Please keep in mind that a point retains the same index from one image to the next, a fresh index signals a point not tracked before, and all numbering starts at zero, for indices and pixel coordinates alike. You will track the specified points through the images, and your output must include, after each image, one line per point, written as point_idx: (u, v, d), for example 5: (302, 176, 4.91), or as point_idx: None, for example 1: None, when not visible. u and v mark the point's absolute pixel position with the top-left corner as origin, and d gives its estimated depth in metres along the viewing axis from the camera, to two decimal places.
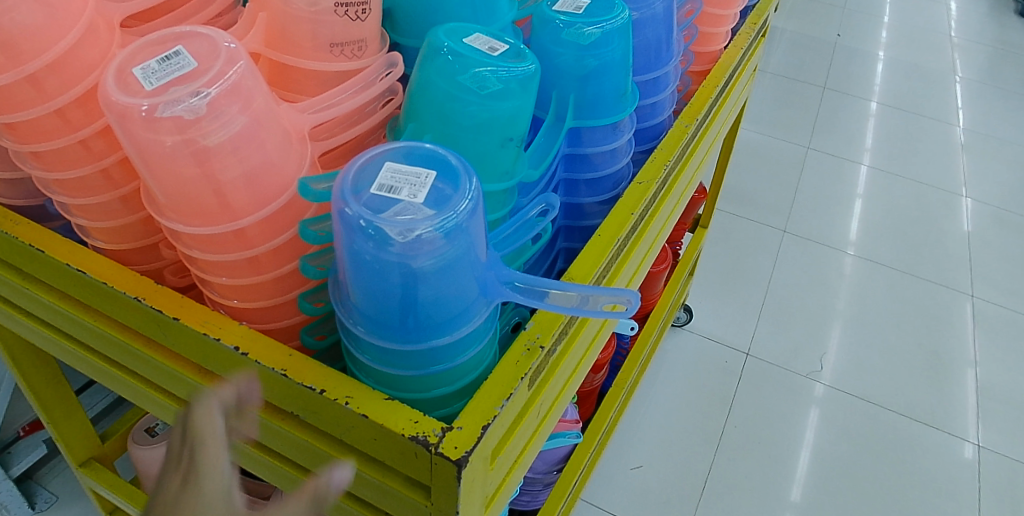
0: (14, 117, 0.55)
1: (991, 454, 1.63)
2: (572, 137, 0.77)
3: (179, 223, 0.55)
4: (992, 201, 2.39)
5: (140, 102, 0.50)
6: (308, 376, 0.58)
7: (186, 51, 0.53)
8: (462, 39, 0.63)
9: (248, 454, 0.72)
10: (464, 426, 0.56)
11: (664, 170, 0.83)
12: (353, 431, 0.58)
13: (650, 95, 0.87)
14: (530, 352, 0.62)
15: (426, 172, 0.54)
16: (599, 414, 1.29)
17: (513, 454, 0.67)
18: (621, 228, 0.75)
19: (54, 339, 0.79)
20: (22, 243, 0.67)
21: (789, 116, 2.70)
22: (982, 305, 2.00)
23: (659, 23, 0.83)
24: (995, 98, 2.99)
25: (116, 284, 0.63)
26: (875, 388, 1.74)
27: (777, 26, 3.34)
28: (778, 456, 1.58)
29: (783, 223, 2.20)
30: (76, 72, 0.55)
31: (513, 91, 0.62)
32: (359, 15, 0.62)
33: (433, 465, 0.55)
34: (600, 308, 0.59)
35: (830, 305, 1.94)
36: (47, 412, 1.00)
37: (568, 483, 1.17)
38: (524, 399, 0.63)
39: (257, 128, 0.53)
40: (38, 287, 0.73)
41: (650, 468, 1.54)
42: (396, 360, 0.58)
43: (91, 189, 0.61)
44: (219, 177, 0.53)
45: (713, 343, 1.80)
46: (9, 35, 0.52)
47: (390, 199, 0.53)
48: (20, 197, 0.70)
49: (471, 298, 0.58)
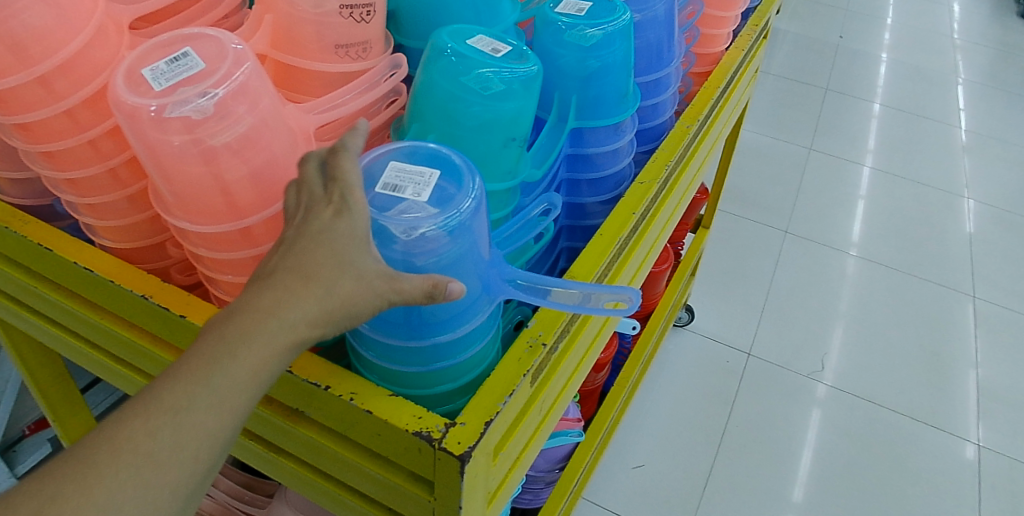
0: (24, 117, 0.56)
1: (992, 454, 1.64)
2: (574, 137, 0.78)
3: (186, 221, 0.56)
4: (994, 202, 2.40)
5: (149, 103, 0.51)
6: (313, 372, 0.59)
7: (194, 52, 0.54)
8: (466, 41, 0.64)
9: (254, 451, 0.73)
10: (466, 421, 0.56)
11: (665, 170, 0.83)
12: (357, 426, 0.59)
13: (652, 96, 0.88)
14: (532, 349, 0.62)
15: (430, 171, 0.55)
16: (601, 413, 1.30)
17: (515, 451, 0.68)
18: (623, 227, 0.75)
19: (61, 337, 0.80)
20: (29, 242, 0.67)
21: (792, 117, 2.71)
22: (984, 306, 2.00)
23: (660, 25, 0.84)
24: (998, 99, 3.00)
25: (123, 282, 0.64)
26: (877, 389, 1.74)
27: (779, 27, 3.35)
28: (780, 455, 1.58)
29: (786, 224, 2.20)
30: (85, 74, 0.56)
31: (515, 92, 0.62)
32: (364, 17, 0.63)
33: (436, 460, 0.56)
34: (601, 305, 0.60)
35: (831, 306, 1.94)
36: (52, 409, 1.00)
37: (569, 481, 1.18)
38: (526, 396, 0.63)
39: (263, 128, 0.54)
40: (45, 285, 0.74)
41: (652, 467, 1.55)
42: (400, 357, 0.59)
43: (99, 189, 0.61)
44: (226, 176, 0.53)
45: (715, 343, 1.81)
46: (20, 37, 0.53)
47: (395, 197, 0.54)
48: (28, 196, 0.71)
49: (474, 295, 0.58)
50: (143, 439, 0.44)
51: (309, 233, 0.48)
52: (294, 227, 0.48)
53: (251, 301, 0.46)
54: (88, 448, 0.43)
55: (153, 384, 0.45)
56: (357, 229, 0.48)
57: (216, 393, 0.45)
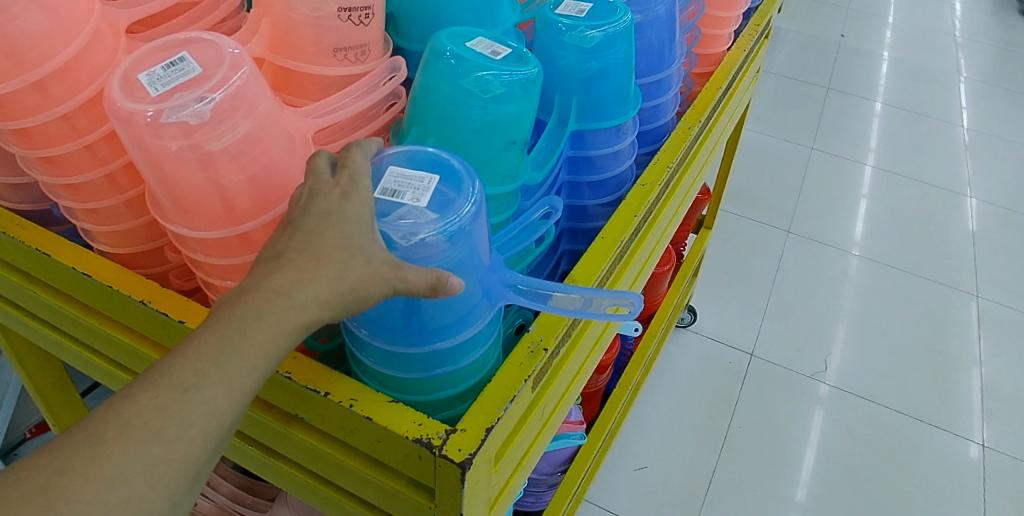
0: (21, 123, 0.55)
1: (996, 454, 1.63)
2: (576, 139, 0.78)
3: (184, 226, 0.55)
4: (997, 201, 2.39)
5: (146, 108, 0.50)
6: (313, 378, 0.59)
7: (191, 57, 0.53)
8: (465, 44, 0.63)
9: (253, 456, 0.72)
10: (467, 428, 0.56)
11: (667, 172, 0.83)
12: (357, 433, 0.58)
13: (653, 97, 0.87)
14: (534, 354, 0.62)
15: (429, 175, 0.55)
16: (603, 415, 1.29)
17: (517, 456, 0.67)
18: (624, 229, 0.75)
19: (60, 342, 0.79)
20: (27, 247, 0.67)
21: (793, 116, 2.70)
22: (987, 306, 1.99)
23: (661, 26, 0.83)
24: (1000, 98, 2.99)
25: (121, 287, 0.63)
26: (880, 389, 1.74)
27: (780, 26, 3.34)
28: (783, 456, 1.57)
29: (788, 224, 2.20)
30: (81, 79, 0.56)
31: (515, 94, 0.62)
32: (362, 20, 0.62)
33: (437, 467, 0.55)
34: (602, 309, 0.61)
35: (834, 306, 1.94)
36: (52, 413, 1.00)
37: (572, 484, 1.18)
38: (527, 401, 0.63)
39: (261, 132, 0.54)
40: (43, 290, 0.73)
41: (655, 469, 1.54)
42: (400, 363, 0.59)
43: (97, 194, 0.61)
44: (224, 181, 0.53)
45: (717, 344, 1.80)
46: (16, 42, 0.52)
47: (395, 203, 0.53)
48: (26, 201, 0.71)
49: (476, 301, 0.58)
50: (153, 413, 0.42)
51: (314, 219, 0.48)
52: (294, 230, 0.48)
53: (263, 279, 0.46)
54: (94, 426, 0.42)
55: (164, 360, 0.44)
56: (366, 225, 0.49)
57: (227, 371, 0.44)
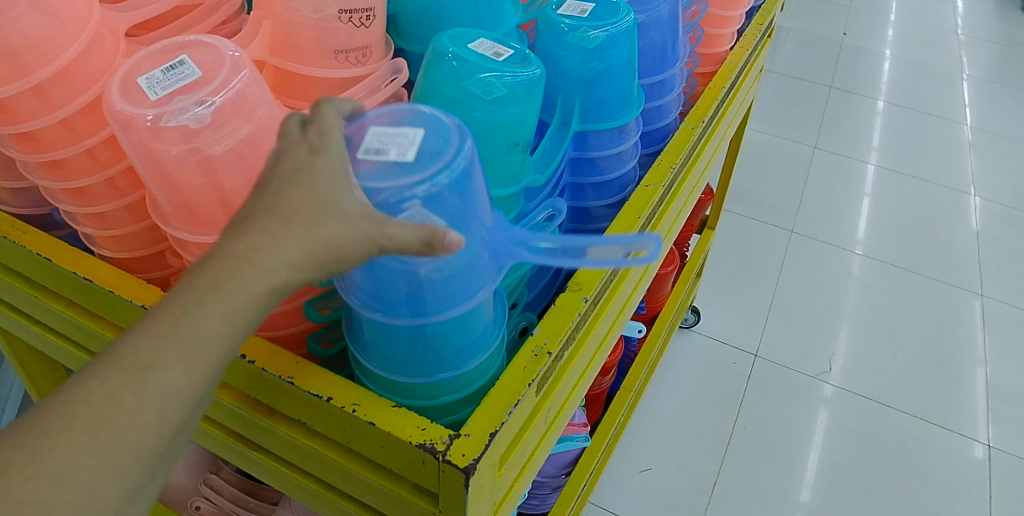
0: (21, 127, 0.55)
1: (1002, 454, 1.62)
2: (578, 141, 0.77)
3: (184, 230, 0.55)
4: (1001, 199, 2.38)
5: (145, 112, 0.50)
6: (315, 383, 0.58)
7: (190, 60, 0.53)
8: (467, 45, 0.63)
9: (256, 461, 0.72)
10: (471, 433, 0.55)
11: (670, 173, 0.82)
12: (360, 437, 0.58)
13: (656, 98, 0.87)
14: (538, 358, 0.61)
15: (414, 130, 0.52)
16: (607, 417, 1.28)
17: (521, 459, 0.67)
18: (628, 231, 0.74)
19: (61, 347, 0.79)
20: (28, 252, 0.67)
21: (796, 115, 2.69)
22: (991, 304, 1.98)
23: (663, 25, 0.83)
24: (1003, 95, 2.98)
25: (122, 292, 0.63)
26: (884, 388, 1.73)
27: (782, 25, 3.33)
28: (788, 457, 1.57)
29: (791, 223, 2.19)
30: (80, 82, 0.55)
31: (518, 96, 0.61)
32: (364, 21, 0.61)
33: (440, 472, 0.55)
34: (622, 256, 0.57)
35: (838, 305, 1.93)
36: None
37: (576, 487, 1.17)
38: (531, 405, 0.62)
39: (261, 136, 0.53)
40: (45, 294, 0.73)
41: (659, 471, 1.53)
42: (402, 366, 0.58)
43: (97, 199, 0.61)
44: (225, 185, 0.52)
45: (721, 344, 1.80)
46: (15, 46, 0.52)
47: (380, 162, 0.49)
48: (27, 206, 0.71)
49: (483, 266, 0.56)
50: (106, 398, 0.41)
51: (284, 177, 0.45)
52: None
53: (227, 245, 0.43)
54: (61, 404, 0.40)
55: (129, 333, 0.42)
56: None
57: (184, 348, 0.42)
